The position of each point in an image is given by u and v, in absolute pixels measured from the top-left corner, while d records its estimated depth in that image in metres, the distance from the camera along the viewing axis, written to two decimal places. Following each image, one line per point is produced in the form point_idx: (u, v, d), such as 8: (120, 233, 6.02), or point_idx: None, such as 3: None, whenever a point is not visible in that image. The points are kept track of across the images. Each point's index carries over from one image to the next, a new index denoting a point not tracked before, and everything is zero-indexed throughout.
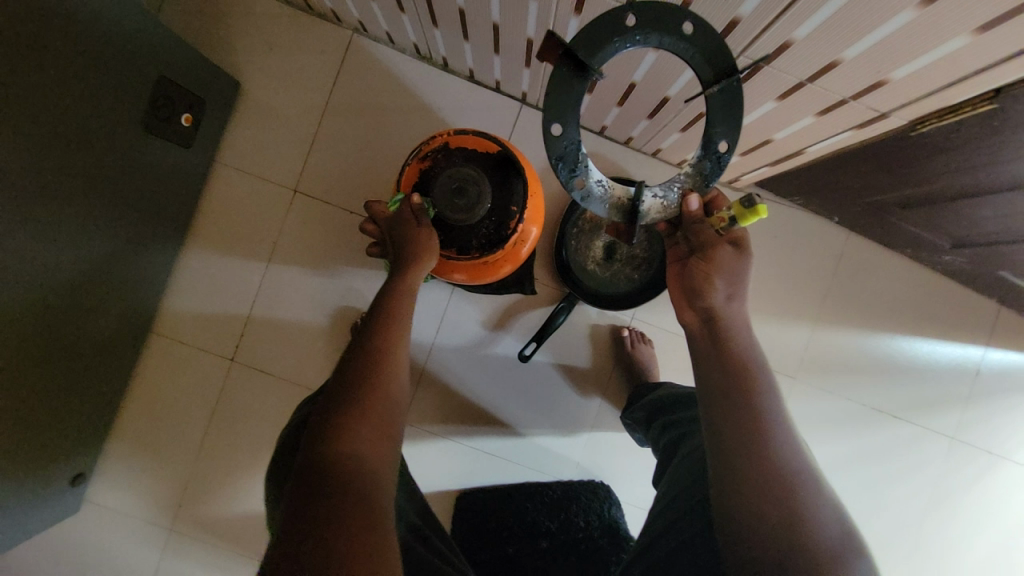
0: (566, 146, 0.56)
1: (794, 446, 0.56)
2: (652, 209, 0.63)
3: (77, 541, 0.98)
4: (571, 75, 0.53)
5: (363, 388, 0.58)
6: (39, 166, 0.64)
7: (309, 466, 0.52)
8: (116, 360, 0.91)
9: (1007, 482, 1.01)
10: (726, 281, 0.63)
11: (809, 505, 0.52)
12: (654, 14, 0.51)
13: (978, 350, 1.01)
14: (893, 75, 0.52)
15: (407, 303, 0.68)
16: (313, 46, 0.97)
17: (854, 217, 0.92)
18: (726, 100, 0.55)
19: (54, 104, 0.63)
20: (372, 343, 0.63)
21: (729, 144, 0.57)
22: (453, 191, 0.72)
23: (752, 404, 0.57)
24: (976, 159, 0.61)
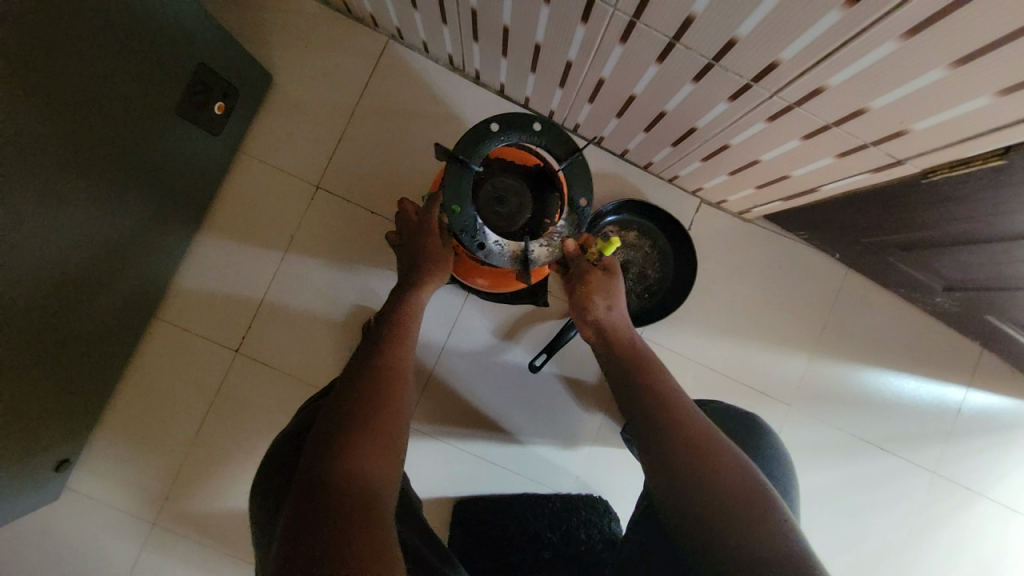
0: (465, 220, 0.70)
1: (709, 427, 0.66)
2: (540, 255, 0.73)
3: (54, 530, 0.93)
4: (456, 168, 0.70)
5: (371, 408, 0.61)
6: (66, 136, 0.63)
7: (315, 481, 0.52)
8: (118, 342, 0.89)
9: (984, 518, 1.05)
10: (603, 299, 0.76)
11: (733, 473, 0.60)
12: (508, 123, 0.72)
13: (960, 389, 1.06)
14: (915, 126, 0.57)
15: (415, 318, 0.75)
16: (348, 47, 0.99)
17: (855, 255, 0.97)
18: (576, 171, 0.73)
19: (85, 77, 0.62)
20: (381, 362, 0.67)
21: (585, 199, 0.74)
22: (495, 201, 0.76)
23: (668, 399, 0.69)
24: (978, 208, 0.66)
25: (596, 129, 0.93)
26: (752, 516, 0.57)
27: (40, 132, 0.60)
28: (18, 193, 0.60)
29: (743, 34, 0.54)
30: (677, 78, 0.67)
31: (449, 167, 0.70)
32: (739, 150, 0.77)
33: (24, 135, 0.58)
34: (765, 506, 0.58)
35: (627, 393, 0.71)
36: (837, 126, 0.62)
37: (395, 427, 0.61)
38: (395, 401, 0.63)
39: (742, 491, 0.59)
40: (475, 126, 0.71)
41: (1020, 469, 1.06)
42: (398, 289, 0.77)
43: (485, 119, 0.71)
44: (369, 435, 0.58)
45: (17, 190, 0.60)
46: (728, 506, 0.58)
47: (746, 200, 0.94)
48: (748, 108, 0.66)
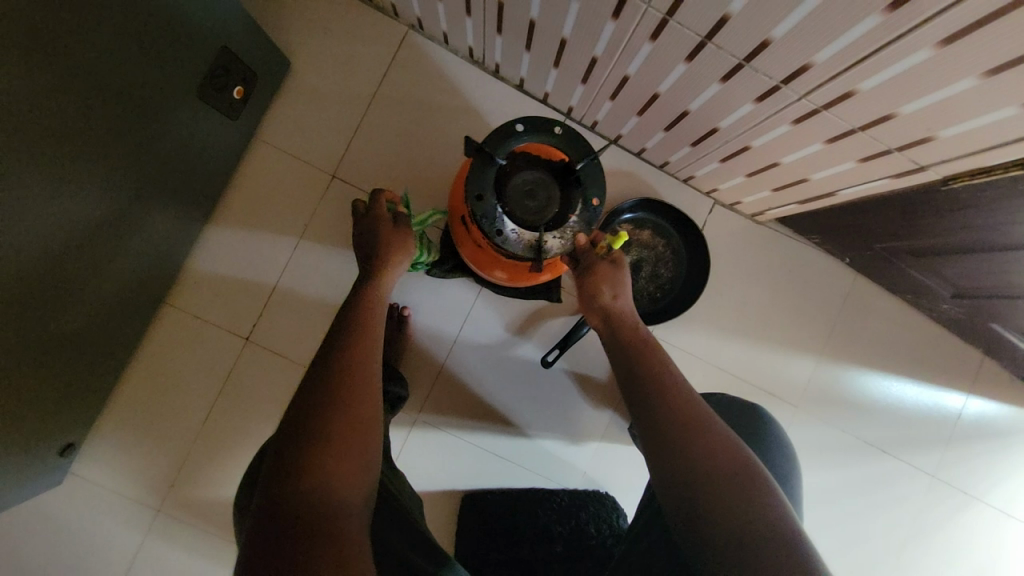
0: (487, 208, 0.69)
1: (701, 407, 0.66)
2: (552, 246, 0.71)
3: (57, 515, 0.92)
4: (482, 160, 0.69)
5: (328, 415, 0.57)
6: (83, 115, 0.62)
7: (273, 507, 0.50)
8: (128, 327, 0.88)
9: (980, 523, 1.07)
10: (611, 287, 0.73)
11: (722, 453, 0.61)
12: (533, 124, 0.72)
13: (961, 395, 1.08)
14: (941, 133, 0.58)
15: (380, 304, 0.72)
16: (367, 36, 0.98)
17: (865, 259, 0.98)
18: (592, 172, 0.73)
19: (104, 55, 0.61)
20: (340, 359, 0.62)
21: (599, 199, 0.73)
22: (524, 194, 0.71)
23: (664, 384, 0.67)
24: (995, 217, 0.67)
25: (615, 126, 0.93)
26: (742, 498, 0.57)
27: (57, 109, 0.58)
28: (36, 170, 0.59)
29: (777, 35, 0.55)
30: (704, 78, 0.67)
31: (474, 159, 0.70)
32: (759, 151, 0.78)
33: (42, 112, 0.57)
34: (758, 490, 0.58)
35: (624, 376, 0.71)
36: (863, 130, 0.63)
37: (358, 429, 0.57)
38: (357, 400, 0.59)
39: (732, 473, 0.59)
40: (502, 125, 0.72)
41: (1017, 475, 1.08)
42: (361, 276, 0.74)
43: (511, 120, 0.72)
44: (325, 447, 0.54)
45: (36, 168, 0.59)
46: (718, 485, 0.58)
47: (761, 202, 0.95)
48: (774, 110, 0.67)
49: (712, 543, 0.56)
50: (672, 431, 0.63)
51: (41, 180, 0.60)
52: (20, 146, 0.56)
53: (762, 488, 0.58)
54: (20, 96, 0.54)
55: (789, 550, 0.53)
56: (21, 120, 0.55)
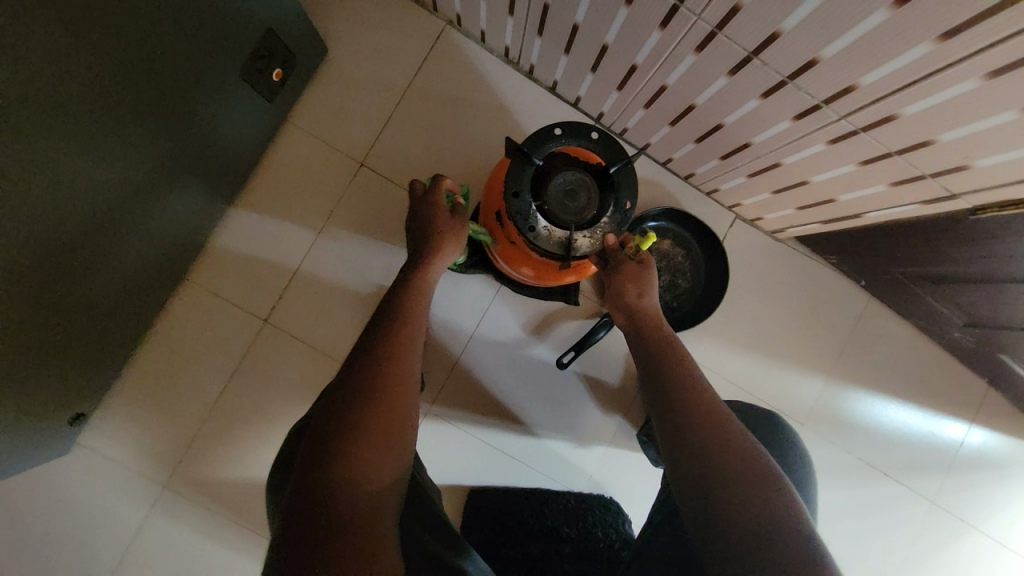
0: (522, 205, 0.70)
1: (723, 411, 0.68)
2: (581, 244, 0.71)
3: (62, 484, 0.92)
4: (521, 160, 0.70)
5: (367, 402, 0.59)
6: (128, 82, 0.62)
7: (306, 488, 0.52)
8: (148, 300, 0.88)
9: (977, 552, 1.08)
10: (638, 287, 0.78)
11: (744, 453, 0.62)
12: (572, 128, 0.73)
13: (965, 424, 1.09)
14: (978, 162, 0.59)
15: (425, 295, 0.74)
16: (405, 28, 0.99)
17: (881, 283, 0.99)
18: (627, 176, 0.73)
19: (154, 24, 0.62)
20: (381, 350, 0.65)
21: (631, 203, 0.73)
22: (564, 194, 0.71)
23: (687, 385, 0.70)
24: (1019, 249, 0.68)
25: (645, 135, 0.94)
26: (757, 494, 0.59)
27: (104, 74, 0.59)
28: (77, 132, 0.59)
29: (827, 55, 0.56)
30: (745, 92, 0.68)
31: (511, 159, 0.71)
32: (790, 169, 0.79)
33: (89, 75, 0.57)
34: (773, 489, 0.60)
35: (650, 379, 0.74)
36: (899, 154, 0.64)
37: (395, 420, 0.60)
38: (396, 393, 0.61)
39: (748, 471, 0.61)
40: (542, 128, 0.73)
41: (1015, 506, 1.09)
42: (407, 265, 0.76)
43: (551, 123, 0.73)
44: (362, 435, 0.56)
45: (77, 130, 0.59)
46: (733, 481, 0.60)
47: (784, 219, 0.96)
48: (811, 129, 0.68)
49: (726, 536, 0.57)
50: (691, 428, 0.66)
51: (80, 143, 0.60)
52: (64, 106, 0.56)
53: (777, 487, 0.60)
54: (70, 57, 0.54)
55: (801, 547, 0.54)
56: (69, 80, 0.55)
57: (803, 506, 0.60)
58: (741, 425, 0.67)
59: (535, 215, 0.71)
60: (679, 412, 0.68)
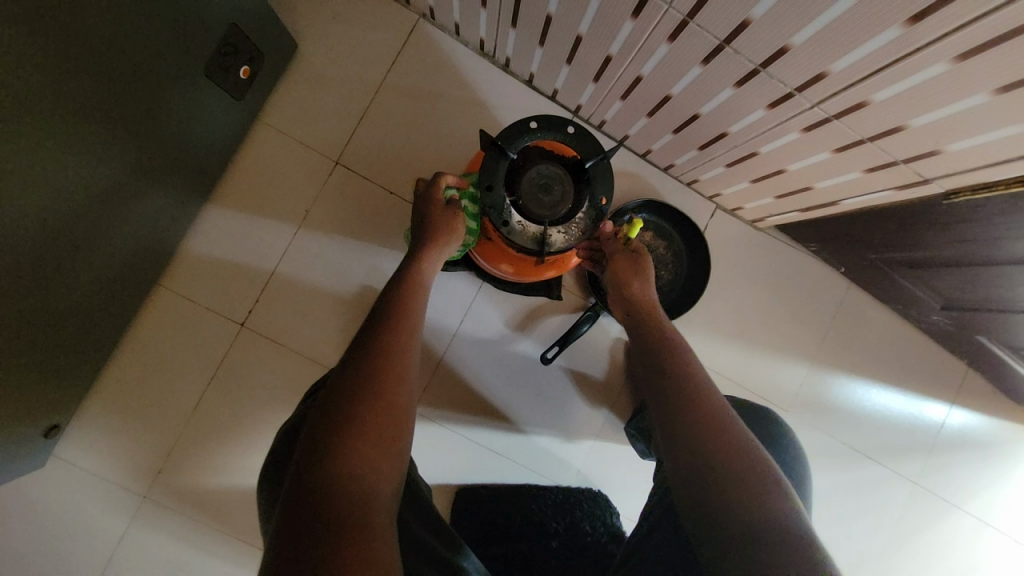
0: (495, 199, 0.68)
1: (724, 410, 0.67)
2: (556, 240, 0.70)
3: (38, 498, 0.89)
4: (495, 153, 0.69)
5: (365, 396, 0.57)
6: (83, 79, 0.60)
7: (302, 486, 0.49)
8: (121, 308, 0.86)
9: (959, 529, 1.11)
10: (632, 275, 0.81)
11: (742, 452, 0.62)
12: (549, 122, 0.72)
13: (946, 405, 1.11)
14: (949, 147, 0.59)
15: (423, 287, 0.72)
16: (377, 22, 0.97)
17: (860, 269, 1.00)
18: (602, 171, 0.72)
19: (105, 17, 0.59)
20: (376, 343, 0.62)
21: (607, 198, 0.72)
22: (539, 188, 0.70)
23: (688, 383, 0.70)
24: (992, 232, 0.69)
25: (622, 127, 0.93)
26: (752, 483, 0.59)
27: (54, 69, 0.56)
28: (31, 133, 0.56)
29: (797, 42, 0.55)
30: (718, 81, 0.68)
31: (486, 153, 0.70)
32: (767, 158, 0.79)
33: (38, 71, 0.54)
34: (768, 479, 0.59)
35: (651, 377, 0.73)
36: (872, 141, 0.64)
37: (394, 414, 0.57)
38: (394, 386, 0.59)
39: (743, 461, 0.61)
40: (517, 121, 0.72)
41: (995, 484, 1.12)
42: (405, 260, 0.75)
43: (527, 116, 0.72)
44: (360, 430, 0.54)
45: (31, 131, 0.56)
46: (729, 470, 0.60)
47: (763, 208, 0.96)
48: (786, 117, 0.68)
49: (722, 525, 0.57)
50: (689, 418, 0.66)
51: (36, 144, 0.57)
52: (13, 106, 0.53)
53: (772, 478, 0.60)
54: (17, 52, 0.51)
55: (796, 537, 0.54)
56: (18, 77, 0.52)
57: (795, 497, 0.59)
58: (738, 418, 0.67)
59: (510, 209, 0.70)
60: (677, 403, 0.68)
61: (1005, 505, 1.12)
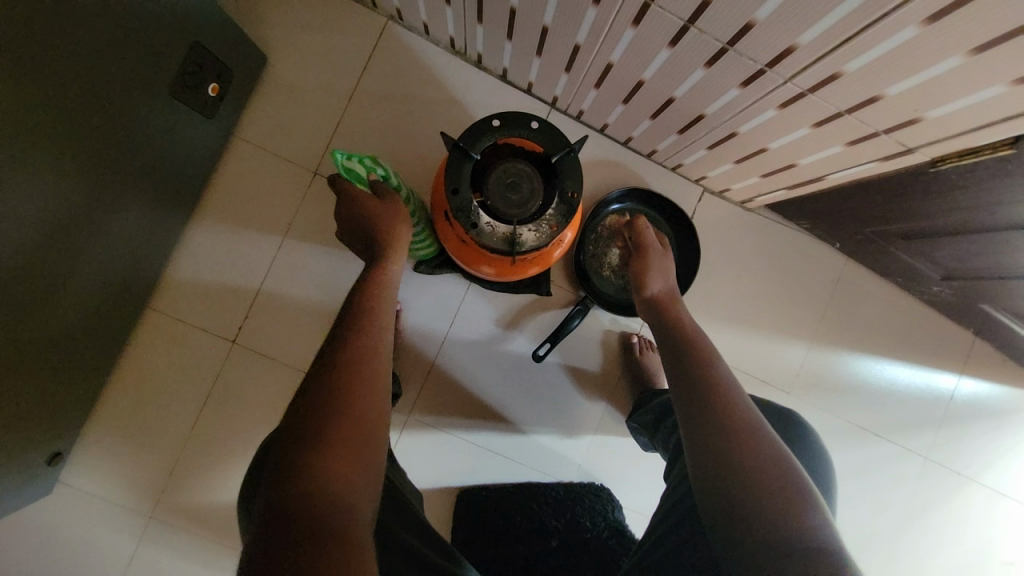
0: (462, 202, 0.68)
1: (749, 409, 0.65)
2: (528, 238, 0.69)
3: (48, 525, 0.91)
4: (458, 155, 0.68)
5: (337, 410, 0.55)
6: (48, 108, 0.59)
7: (277, 505, 0.48)
8: (112, 333, 0.86)
9: (975, 502, 1.08)
10: (660, 271, 0.86)
11: (765, 450, 0.60)
12: (512, 118, 0.70)
13: (954, 377, 1.08)
14: (929, 114, 0.57)
15: (387, 291, 0.70)
16: (345, 28, 0.96)
17: (855, 244, 0.98)
18: (571, 165, 0.70)
19: (67, 45, 0.59)
20: (345, 353, 0.60)
21: (578, 192, 0.70)
22: (507, 187, 0.69)
23: (709, 377, 0.68)
24: (984, 198, 0.66)
25: (600, 115, 0.92)
26: (768, 473, 0.57)
27: (21, 101, 0.56)
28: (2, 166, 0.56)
29: (761, 17, 0.53)
30: (689, 63, 0.66)
31: (450, 155, 0.69)
32: (747, 137, 0.77)
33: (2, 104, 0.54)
34: (783, 469, 0.58)
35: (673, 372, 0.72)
36: (850, 113, 0.62)
37: (368, 427, 0.56)
38: (366, 398, 0.58)
39: (756, 451, 0.59)
40: (480, 119, 0.70)
41: (1010, 454, 1.09)
42: (366, 264, 0.72)
43: (489, 113, 0.70)
44: (334, 444, 0.53)
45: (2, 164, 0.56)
46: (743, 461, 0.59)
47: (750, 189, 0.94)
48: (760, 95, 0.66)
49: (737, 516, 0.56)
50: (705, 408, 0.64)
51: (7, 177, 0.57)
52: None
53: (787, 467, 0.58)
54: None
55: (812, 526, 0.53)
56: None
57: (811, 484, 0.58)
58: (754, 408, 0.65)
59: (480, 210, 0.69)
60: (694, 394, 0.67)
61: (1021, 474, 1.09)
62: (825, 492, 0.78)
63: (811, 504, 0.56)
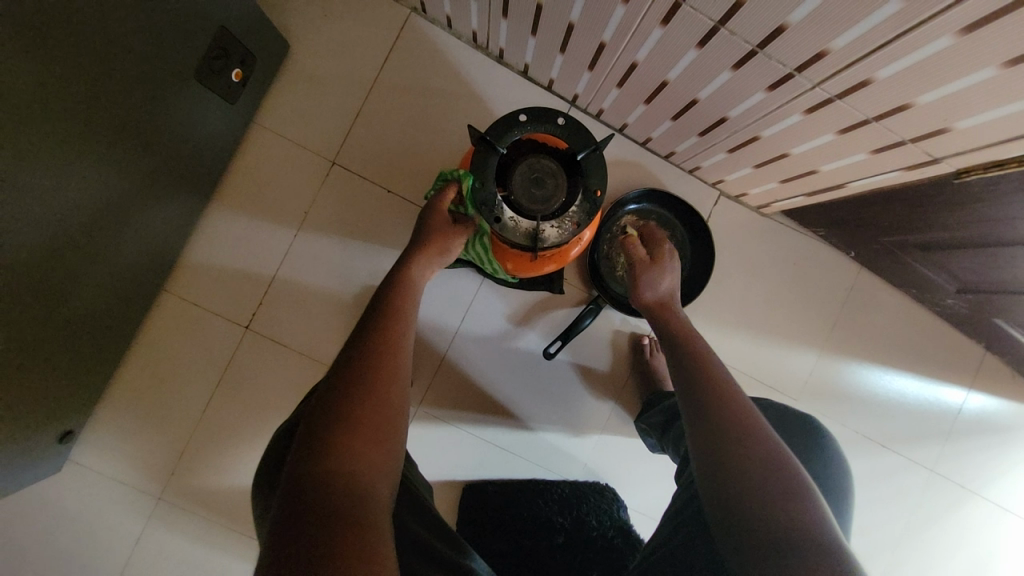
0: (486, 195, 0.68)
1: (747, 402, 0.66)
2: (549, 235, 0.69)
3: (57, 502, 0.92)
4: (484, 148, 0.68)
5: (358, 397, 0.56)
6: (72, 87, 0.59)
7: (297, 486, 0.48)
8: (128, 314, 0.87)
9: (978, 517, 1.08)
10: (654, 277, 0.86)
11: (761, 439, 0.61)
12: (538, 115, 0.71)
13: (963, 391, 1.08)
14: (958, 124, 0.57)
15: (416, 293, 0.71)
16: (368, 18, 0.96)
17: (870, 253, 0.97)
18: (594, 163, 0.71)
19: (92, 23, 0.58)
20: (371, 344, 0.61)
21: (601, 190, 0.70)
22: (531, 182, 0.69)
23: (710, 371, 0.70)
24: (1006, 212, 0.66)
25: (620, 115, 0.92)
26: (767, 468, 0.58)
27: (49, 79, 0.56)
28: (24, 141, 0.56)
29: (794, 20, 0.53)
30: (716, 65, 0.66)
31: (476, 149, 0.69)
32: (768, 142, 0.77)
33: (26, 78, 0.54)
34: (781, 463, 0.58)
35: (675, 369, 0.73)
36: (877, 121, 0.62)
37: (388, 415, 0.56)
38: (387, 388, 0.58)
39: (755, 445, 0.60)
40: (506, 114, 0.70)
41: (1016, 469, 1.09)
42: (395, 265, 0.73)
43: (516, 109, 0.70)
44: (355, 429, 0.53)
45: (23, 138, 0.56)
46: (742, 456, 0.59)
47: (767, 194, 0.94)
48: (787, 99, 0.65)
49: (735, 509, 0.57)
50: (704, 404, 0.66)
51: (29, 152, 0.57)
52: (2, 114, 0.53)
53: (786, 462, 0.59)
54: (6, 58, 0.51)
55: (809, 519, 0.54)
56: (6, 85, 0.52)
57: (808, 479, 0.59)
58: (749, 402, 0.66)
59: (503, 203, 0.69)
60: (693, 392, 0.68)
61: None
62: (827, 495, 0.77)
63: (807, 493, 0.56)
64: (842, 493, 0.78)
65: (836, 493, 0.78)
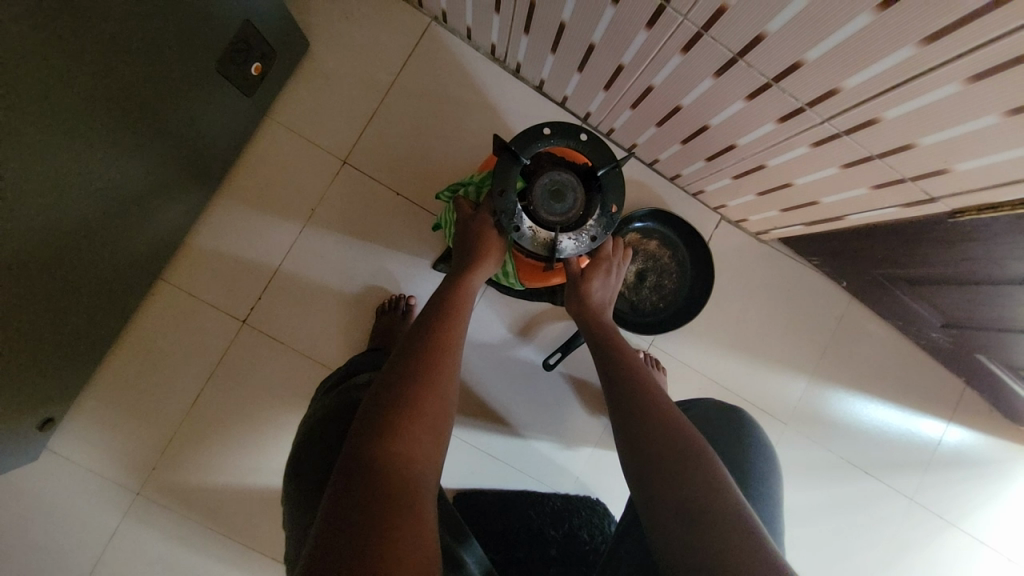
0: (508, 203, 0.69)
1: (670, 405, 0.64)
2: (566, 246, 0.71)
3: (30, 493, 0.88)
4: (509, 157, 0.69)
5: (416, 383, 0.56)
6: (85, 67, 0.58)
7: (353, 461, 0.49)
8: (123, 301, 0.85)
9: (955, 548, 1.11)
10: (601, 286, 0.77)
11: (684, 439, 0.59)
12: (562, 129, 0.72)
13: (943, 423, 1.12)
14: (957, 166, 0.60)
15: (467, 306, 0.68)
16: (389, 24, 0.97)
17: (861, 284, 1.01)
18: (613, 179, 0.73)
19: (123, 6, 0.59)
20: (432, 336, 0.61)
21: (617, 207, 0.72)
22: (552, 193, 0.70)
23: (637, 377, 0.68)
24: (995, 252, 0.70)
25: (630, 135, 0.94)
26: (696, 477, 0.56)
27: (74, 57, 0.56)
28: (28, 118, 0.54)
29: (811, 57, 0.56)
30: (730, 94, 0.68)
31: (500, 157, 0.70)
32: (774, 171, 0.79)
33: (42, 54, 0.53)
34: (709, 472, 0.56)
35: (606, 380, 0.70)
36: (881, 158, 0.65)
37: (443, 404, 0.56)
38: (442, 378, 0.57)
39: (683, 454, 0.58)
40: (532, 126, 0.72)
41: (989, 503, 1.12)
42: (453, 269, 0.72)
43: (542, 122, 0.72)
44: (412, 412, 0.53)
45: (25, 118, 0.54)
46: (673, 468, 0.57)
47: (767, 221, 0.97)
48: (795, 132, 0.68)
49: (664, 521, 0.55)
50: (635, 416, 0.63)
51: (32, 129, 0.55)
52: (8, 93, 0.51)
53: (714, 468, 0.57)
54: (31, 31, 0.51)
55: (735, 528, 0.52)
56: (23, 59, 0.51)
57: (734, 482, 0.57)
58: (676, 405, 0.65)
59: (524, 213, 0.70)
60: (626, 403, 0.65)
61: (1001, 524, 1.12)
62: (742, 484, 0.75)
63: (732, 491, 0.55)
64: (762, 482, 0.76)
65: (759, 482, 0.76)
